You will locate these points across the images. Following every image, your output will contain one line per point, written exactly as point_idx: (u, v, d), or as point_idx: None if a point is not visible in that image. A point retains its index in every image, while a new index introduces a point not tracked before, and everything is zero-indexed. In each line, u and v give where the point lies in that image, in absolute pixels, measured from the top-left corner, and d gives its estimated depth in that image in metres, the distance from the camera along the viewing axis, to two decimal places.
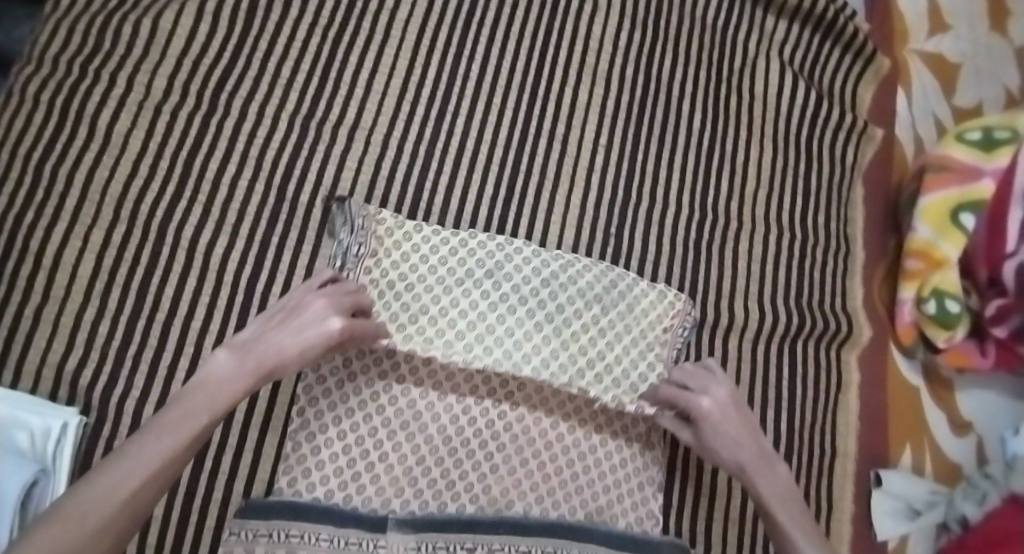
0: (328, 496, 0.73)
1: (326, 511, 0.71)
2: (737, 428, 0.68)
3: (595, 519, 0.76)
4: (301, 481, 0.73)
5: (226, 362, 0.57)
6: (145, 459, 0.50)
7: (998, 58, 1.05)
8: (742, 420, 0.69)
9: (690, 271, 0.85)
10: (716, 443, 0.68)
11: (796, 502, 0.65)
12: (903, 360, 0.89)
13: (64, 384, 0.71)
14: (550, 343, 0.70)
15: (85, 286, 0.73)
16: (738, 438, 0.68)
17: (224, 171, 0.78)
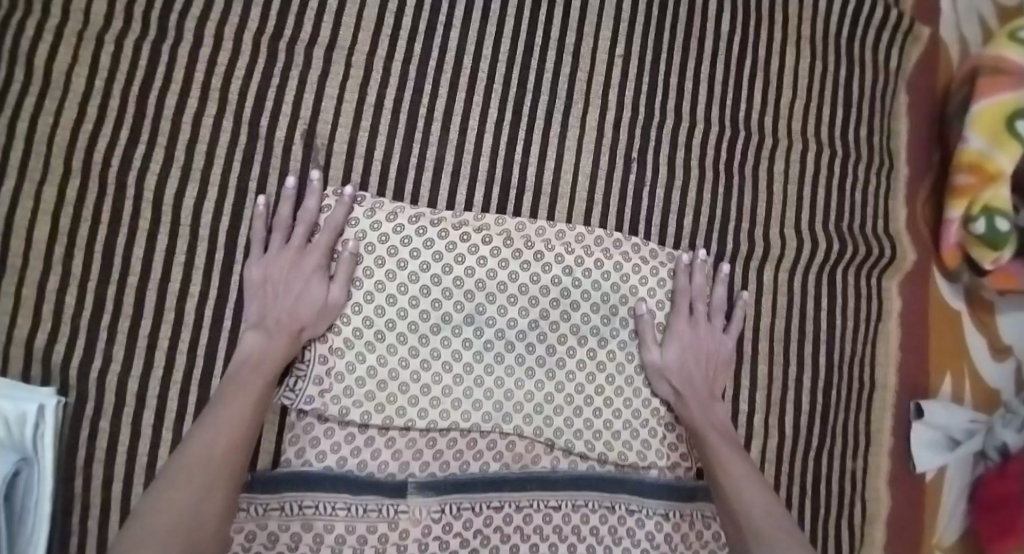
0: (340, 463, 0.67)
1: (337, 480, 0.66)
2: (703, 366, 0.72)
3: (624, 470, 0.73)
4: (310, 450, 0.68)
5: (257, 339, 0.64)
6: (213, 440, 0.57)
7: None
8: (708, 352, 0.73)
9: (720, 198, 0.78)
10: (677, 363, 0.71)
11: (728, 435, 0.69)
12: (946, 284, 0.83)
13: (36, 360, 0.65)
14: (543, 388, 0.72)
15: (43, 252, 0.66)
16: (689, 375, 0.71)
17: (184, 106, 0.70)
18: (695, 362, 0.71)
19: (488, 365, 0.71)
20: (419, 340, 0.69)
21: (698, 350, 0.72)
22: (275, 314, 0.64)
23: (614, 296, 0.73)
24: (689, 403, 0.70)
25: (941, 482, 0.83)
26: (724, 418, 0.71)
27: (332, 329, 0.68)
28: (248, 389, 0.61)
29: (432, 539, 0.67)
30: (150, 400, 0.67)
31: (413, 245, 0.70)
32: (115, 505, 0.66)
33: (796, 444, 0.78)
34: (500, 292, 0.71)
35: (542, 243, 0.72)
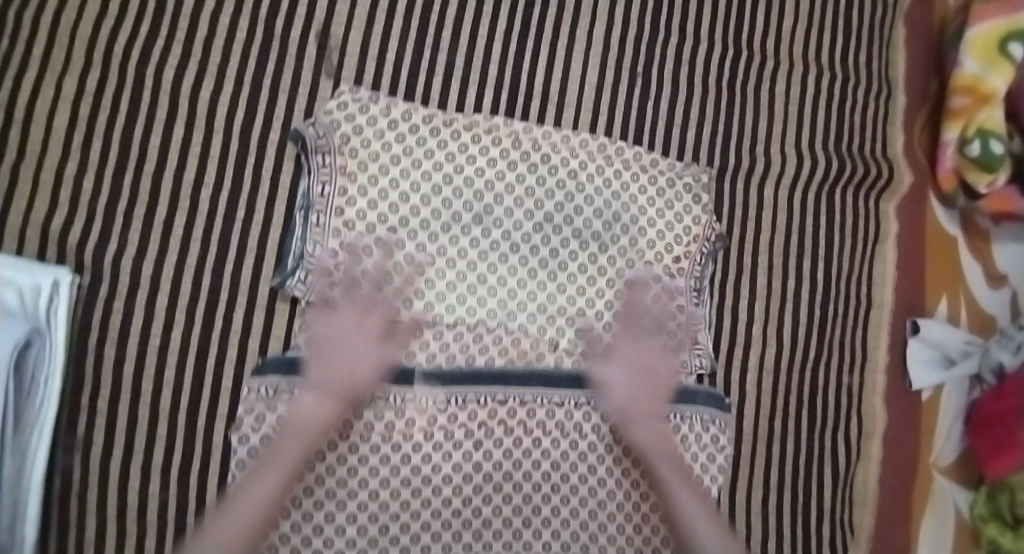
0: None
1: None
2: (631, 381, 0.71)
3: None
4: None
5: (313, 404, 0.64)
6: (265, 488, 0.61)
7: None
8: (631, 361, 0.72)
9: (724, 114, 0.79)
10: (601, 369, 0.72)
11: (671, 453, 0.70)
12: (942, 208, 0.85)
13: (52, 243, 0.66)
14: (545, 289, 0.73)
15: (62, 140, 0.67)
16: (616, 381, 0.70)
17: (203, 5, 0.72)
18: (637, 370, 0.71)
19: (494, 264, 0.72)
20: (425, 237, 0.71)
21: (640, 368, 0.71)
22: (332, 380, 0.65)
23: (618, 203, 0.75)
24: (631, 420, 0.70)
25: (936, 400, 0.84)
26: (666, 426, 0.71)
27: (342, 221, 0.69)
28: (304, 425, 0.64)
29: (438, 428, 0.69)
30: (164, 283, 0.68)
31: (423, 143, 0.71)
32: (125, 385, 0.66)
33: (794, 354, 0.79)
34: (506, 194, 0.73)
35: (548, 147, 0.74)
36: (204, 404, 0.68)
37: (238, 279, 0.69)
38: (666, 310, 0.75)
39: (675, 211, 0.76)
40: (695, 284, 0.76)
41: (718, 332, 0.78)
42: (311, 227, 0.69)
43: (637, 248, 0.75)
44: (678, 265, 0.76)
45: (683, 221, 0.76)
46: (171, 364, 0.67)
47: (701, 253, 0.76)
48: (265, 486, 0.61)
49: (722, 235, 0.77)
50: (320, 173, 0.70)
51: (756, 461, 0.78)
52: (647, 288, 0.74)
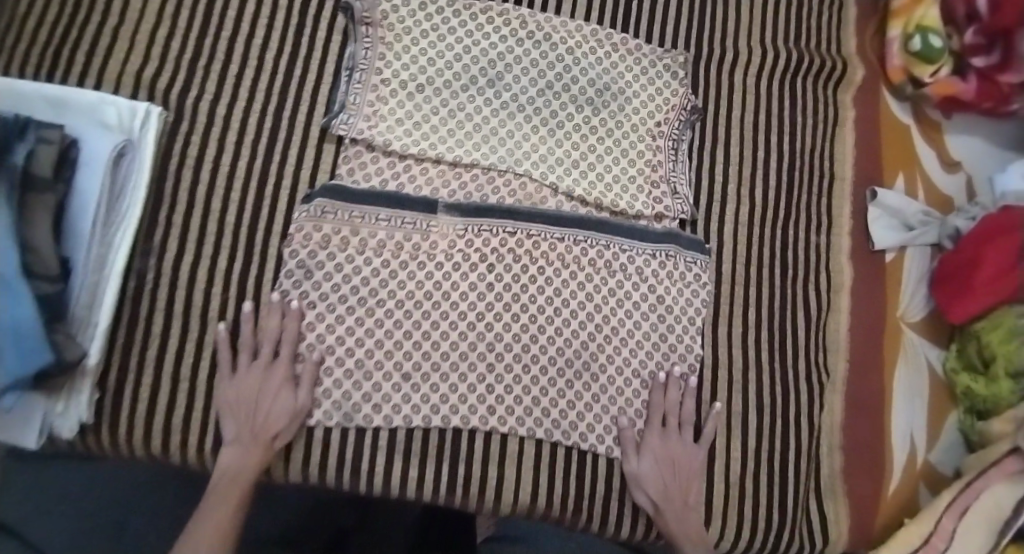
0: (383, 185, 0.82)
1: (384, 197, 0.80)
2: (654, 460, 0.80)
3: (619, 219, 0.86)
4: (358, 173, 0.82)
5: (237, 459, 0.72)
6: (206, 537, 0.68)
7: None
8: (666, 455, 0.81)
9: (698, 14, 0.94)
10: (639, 470, 0.80)
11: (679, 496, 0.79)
12: (893, 101, 0.97)
13: (143, 88, 0.80)
14: (547, 143, 0.86)
15: (157, 10, 0.84)
16: (665, 491, 0.79)
17: None
18: (676, 474, 0.80)
19: (503, 120, 0.85)
20: (446, 95, 0.84)
21: (668, 459, 0.80)
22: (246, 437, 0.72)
23: (609, 76, 0.88)
24: (683, 494, 0.80)
25: (900, 263, 0.94)
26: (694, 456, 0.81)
27: (378, 78, 0.83)
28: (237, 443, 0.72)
29: (457, 252, 0.81)
30: (233, 122, 0.81)
31: (445, 21, 0.85)
32: (197, 202, 0.79)
33: (768, 213, 0.91)
34: (514, 64, 0.86)
35: (549, 28, 0.88)
36: (261, 221, 0.79)
37: (293, 124, 0.82)
38: (650, 165, 0.88)
39: (658, 85, 0.89)
40: (677, 147, 0.89)
41: (699, 188, 0.90)
42: (352, 81, 0.83)
43: (626, 113, 0.88)
44: (660, 129, 0.89)
45: (664, 94, 0.89)
46: (236, 187, 0.79)
47: (679, 119, 0.89)
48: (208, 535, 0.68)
49: (699, 106, 0.91)
50: (362, 41, 0.84)
51: (735, 300, 0.88)
52: (635, 147, 0.87)
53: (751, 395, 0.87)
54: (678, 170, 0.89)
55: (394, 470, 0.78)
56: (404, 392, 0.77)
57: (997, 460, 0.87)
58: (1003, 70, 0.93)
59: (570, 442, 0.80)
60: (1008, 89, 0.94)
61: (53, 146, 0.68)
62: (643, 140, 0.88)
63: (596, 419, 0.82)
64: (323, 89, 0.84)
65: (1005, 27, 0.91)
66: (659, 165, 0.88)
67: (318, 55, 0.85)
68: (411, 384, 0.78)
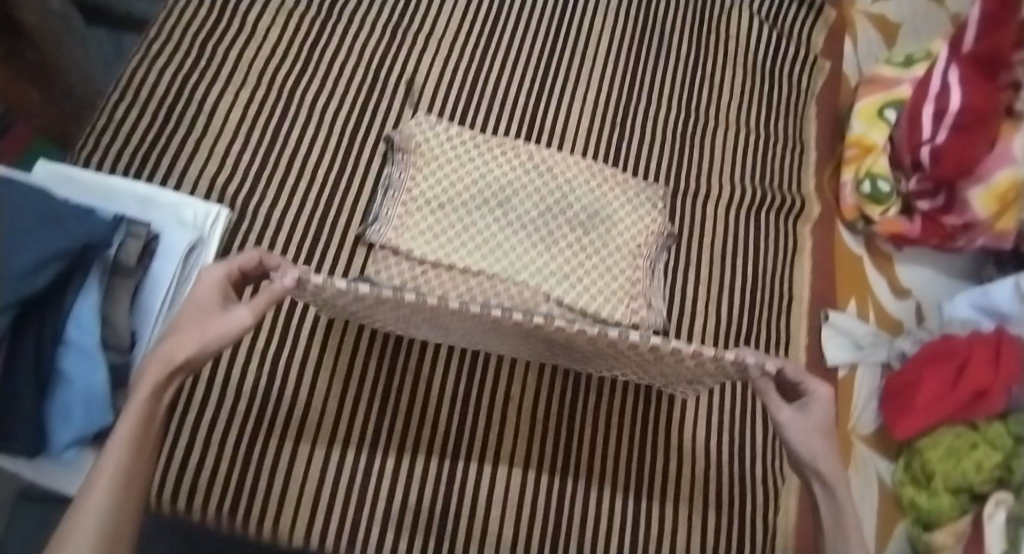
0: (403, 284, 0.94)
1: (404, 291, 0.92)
2: (820, 408, 0.85)
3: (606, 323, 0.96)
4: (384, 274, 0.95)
5: (134, 411, 0.59)
6: (113, 453, 0.57)
7: (934, 20, 1.28)
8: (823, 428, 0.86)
9: (683, 154, 1.10)
10: (801, 431, 0.85)
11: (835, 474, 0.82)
12: (848, 235, 1.12)
13: (214, 190, 0.97)
14: (542, 257, 0.99)
15: (232, 127, 1.01)
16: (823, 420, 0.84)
17: (333, 56, 1.07)
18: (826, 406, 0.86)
19: (507, 235, 0.99)
20: (459, 211, 0.99)
21: (825, 421, 0.86)
22: (196, 330, 0.64)
23: (603, 205, 1.04)
24: (810, 433, 0.85)
25: (852, 381, 1.06)
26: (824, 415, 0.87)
27: (400, 196, 0.99)
28: (187, 326, 0.65)
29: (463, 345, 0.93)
30: (283, 225, 0.97)
31: (470, 151, 1.03)
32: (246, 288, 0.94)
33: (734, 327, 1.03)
34: (520, 190, 1.02)
35: (553, 161, 1.05)
36: (295, 310, 0.93)
37: (332, 230, 0.98)
38: (633, 280, 1.00)
39: (642, 214, 1.04)
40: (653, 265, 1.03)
41: (674, 303, 1.03)
42: (386, 199, 0.99)
43: (613, 236, 1.02)
44: (641, 251, 1.02)
45: (644, 219, 1.04)
46: None
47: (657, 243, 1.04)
48: (114, 450, 0.57)
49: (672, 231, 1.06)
50: (397, 165, 1.01)
51: (701, 405, 0.99)
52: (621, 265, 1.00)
53: (721, 489, 0.94)
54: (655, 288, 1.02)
55: (386, 545, 0.82)
56: (401, 466, 0.85)
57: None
58: (947, 213, 1.06)
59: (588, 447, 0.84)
60: (952, 229, 1.06)
61: (139, 240, 0.84)
62: (627, 260, 1.01)
63: (574, 504, 0.88)
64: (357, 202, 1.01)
65: (946, 177, 1.03)
66: (640, 281, 1.00)
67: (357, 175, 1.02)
68: (406, 458, 0.85)
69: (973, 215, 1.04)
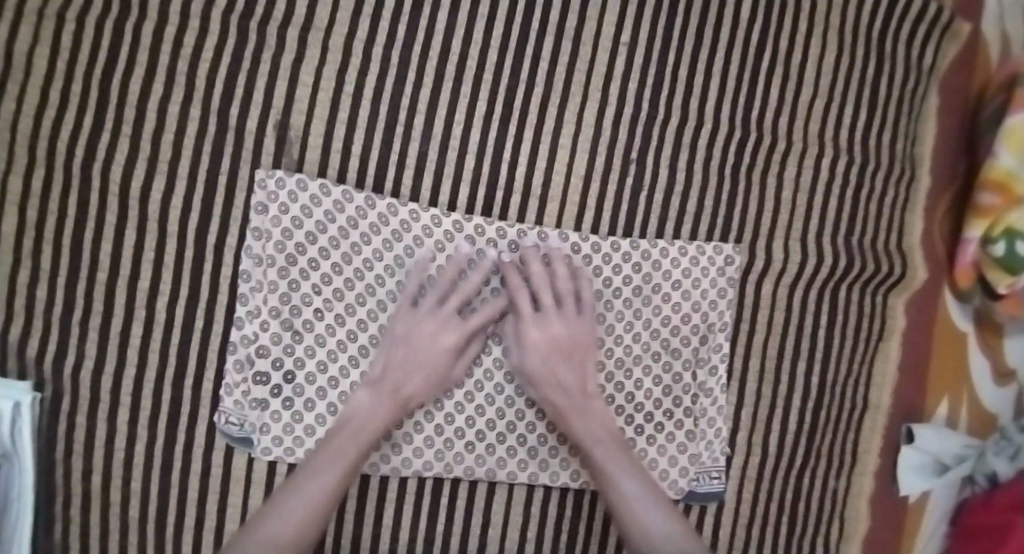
0: None
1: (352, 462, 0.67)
2: (544, 350, 0.66)
3: None
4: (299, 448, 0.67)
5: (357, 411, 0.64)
6: (300, 503, 0.59)
7: None
8: (552, 360, 0.66)
9: (724, 208, 0.73)
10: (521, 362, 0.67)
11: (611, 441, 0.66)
12: (955, 305, 0.79)
13: (9, 356, 0.64)
14: (517, 403, 0.70)
15: (11, 246, 0.63)
16: (533, 358, 0.66)
17: (151, 94, 0.64)
18: (558, 355, 0.66)
19: (469, 368, 0.69)
20: (378, 353, 0.67)
21: (560, 344, 0.66)
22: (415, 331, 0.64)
23: (598, 302, 0.70)
24: (547, 388, 0.66)
25: (924, 506, 0.81)
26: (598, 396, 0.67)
27: (271, 341, 0.66)
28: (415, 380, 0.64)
29: (418, 540, 0.70)
30: (124, 398, 0.65)
31: (380, 234, 0.67)
32: (94, 496, 0.66)
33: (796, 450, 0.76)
34: (482, 306, 0.69)
35: (516, 233, 0.70)
36: (170, 518, 0.67)
37: (199, 387, 0.66)
38: (659, 409, 0.72)
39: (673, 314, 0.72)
40: (701, 357, 0.73)
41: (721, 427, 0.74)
42: (252, 344, 0.65)
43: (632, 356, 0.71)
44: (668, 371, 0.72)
45: (684, 288, 0.72)
46: (135, 476, 0.66)
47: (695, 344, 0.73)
48: (300, 501, 0.59)
49: (723, 322, 0.73)
50: (254, 281, 0.65)
51: None
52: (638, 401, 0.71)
53: None
54: (715, 403, 0.74)
55: None
56: None
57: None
58: None
59: None
60: None
61: None
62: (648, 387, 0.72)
63: None
64: (220, 342, 0.66)
65: None
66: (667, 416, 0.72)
67: (228, 282, 0.66)
68: None
69: None
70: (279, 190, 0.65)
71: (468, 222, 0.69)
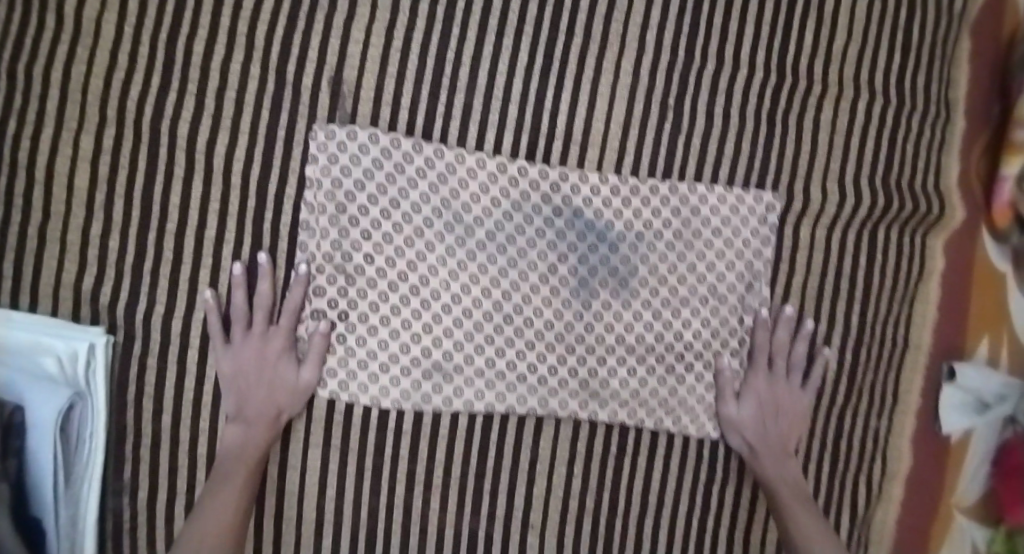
0: (386, 395, 0.70)
1: (410, 396, 0.71)
2: (774, 390, 0.74)
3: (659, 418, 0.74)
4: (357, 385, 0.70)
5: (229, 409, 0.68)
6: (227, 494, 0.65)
7: None
8: (789, 409, 0.75)
9: (762, 152, 0.75)
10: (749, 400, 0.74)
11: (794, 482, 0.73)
12: (993, 244, 0.79)
13: (85, 303, 0.68)
14: (564, 340, 0.73)
15: (85, 199, 0.67)
16: (773, 391, 0.74)
17: (212, 51, 0.67)
18: (775, 420, 0.74)
19: (518, 307, 0.72)
20: (430, 293, 0.70)
21: (771, 405, 0.74)
22: (253, 388, 0.68)
23: (640, 244, 0.72)
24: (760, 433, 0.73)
25: (964, 445, 0.82)
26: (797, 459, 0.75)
27: (327, 283, 0.69)
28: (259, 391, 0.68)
29: (470, 474, 0.74)
30: (194, 340, 0.69)
31: (426, 179, 0.70)
32: (165, 435, 0.70)
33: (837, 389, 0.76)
34: (529, 248, 0.72)
35: (558, 175, 0.72)
36: None
37: None
38: (707, 348, 0.74)
39: (720, 254, 0.73)
40: (748, 302, 0.74)
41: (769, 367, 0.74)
42: (311, 287, 0.69)
43: (679, 296, 0.73)
44: (715, 311, 0.74)
45: (725, 235, 0.73)
46: (205, 415, 0.70)
47: (743, 285, 0.74)
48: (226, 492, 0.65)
49: (766, 266, 0.74)
50: (314, 229, 0.68)
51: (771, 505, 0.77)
52: (684, 339, 0.73)
53: None
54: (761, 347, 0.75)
55: None
56: None
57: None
58: None
59: (674, 427, 0.75)
60: None
61: None
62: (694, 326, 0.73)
63: None
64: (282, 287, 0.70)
65: None
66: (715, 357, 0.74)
67: (287, 230, 0.69)
68: None
69: None
70: (332, 141, 0.68)
71: (514, 166, 0.72)
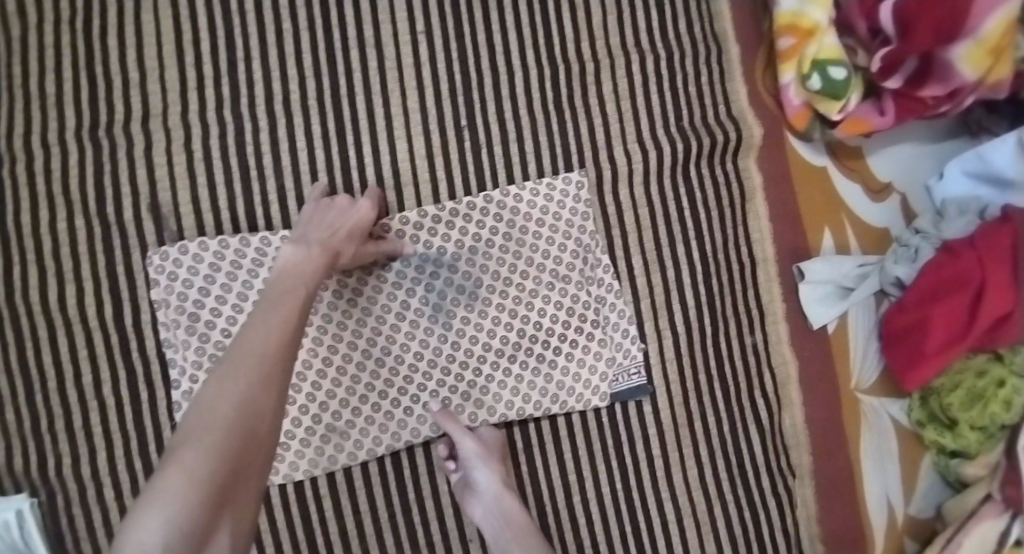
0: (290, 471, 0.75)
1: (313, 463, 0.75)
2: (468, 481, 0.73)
3: (548, 403, 0.79)
4: None
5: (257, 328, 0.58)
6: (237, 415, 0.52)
7: None
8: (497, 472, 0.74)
9: (559, 136, 0.80)
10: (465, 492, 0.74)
11: None
12: (802, 145, 0.84)
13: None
14: (438, 364, 0.78)
15: None
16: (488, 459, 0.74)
17: (40, 220, 0.74)
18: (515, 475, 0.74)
19: (386, 348, 0.77)
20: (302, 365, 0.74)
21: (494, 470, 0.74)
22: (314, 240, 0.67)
23: (475, 256, 0.78)
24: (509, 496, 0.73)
25: (846, 331, 0.86)
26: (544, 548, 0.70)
27: None
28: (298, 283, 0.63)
29: (398, 513, 0.78)
30: (106, 478, 0.75)
31: (263, 265, 0.76)
32: None
33: (701, 323, 0.82)
34: (378, 294, 0.77)
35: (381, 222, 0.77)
36: None
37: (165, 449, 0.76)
38: (568, 325, 0.80)
39: (549, 240, 0.79)
40: (590, 275, 0.80)
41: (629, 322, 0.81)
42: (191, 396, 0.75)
43: (527, 290, 0.79)
44: (564, 291, 0.80)
45: (548, 222, 0.79)
46: None
47: (580, 260, 0.80)
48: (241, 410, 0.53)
49: (594, 238, 0.80)
50: (177, 344, 0.74)
51: (677, 443, 0.82)
52: (544, 325, 0.79)
53: (731, 527, 0.82)
54: (614, 309, 0.80)
55: None
56: None
57: (976, 508, 0.81)
58: (923, 85, 0.78)
59: (567, 409, 0.80)
60: (932, 102, 0.79)
61: None
62: (549, 311, 0.79)
63: None
64: (169, 404, 0.76)
65: (924, 47, 0.75)
66: (578, 330, 0.80)
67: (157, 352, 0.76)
68: None
69: (960, 80, 0.77)
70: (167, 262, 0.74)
71: None
